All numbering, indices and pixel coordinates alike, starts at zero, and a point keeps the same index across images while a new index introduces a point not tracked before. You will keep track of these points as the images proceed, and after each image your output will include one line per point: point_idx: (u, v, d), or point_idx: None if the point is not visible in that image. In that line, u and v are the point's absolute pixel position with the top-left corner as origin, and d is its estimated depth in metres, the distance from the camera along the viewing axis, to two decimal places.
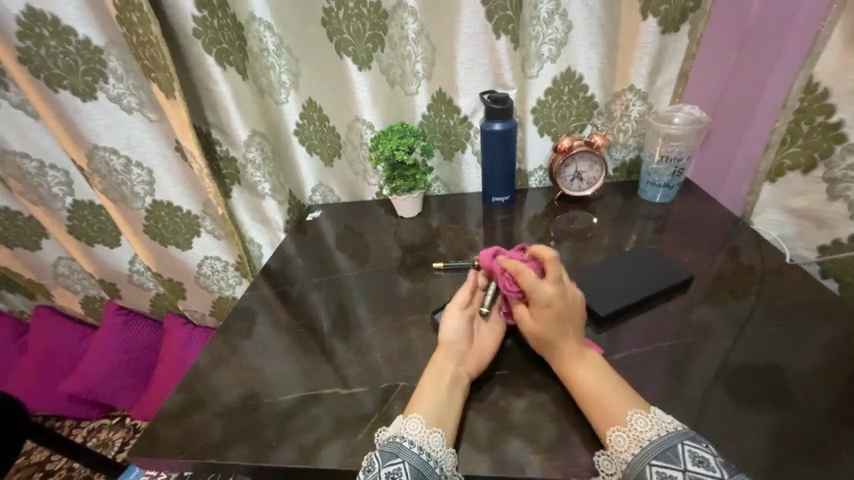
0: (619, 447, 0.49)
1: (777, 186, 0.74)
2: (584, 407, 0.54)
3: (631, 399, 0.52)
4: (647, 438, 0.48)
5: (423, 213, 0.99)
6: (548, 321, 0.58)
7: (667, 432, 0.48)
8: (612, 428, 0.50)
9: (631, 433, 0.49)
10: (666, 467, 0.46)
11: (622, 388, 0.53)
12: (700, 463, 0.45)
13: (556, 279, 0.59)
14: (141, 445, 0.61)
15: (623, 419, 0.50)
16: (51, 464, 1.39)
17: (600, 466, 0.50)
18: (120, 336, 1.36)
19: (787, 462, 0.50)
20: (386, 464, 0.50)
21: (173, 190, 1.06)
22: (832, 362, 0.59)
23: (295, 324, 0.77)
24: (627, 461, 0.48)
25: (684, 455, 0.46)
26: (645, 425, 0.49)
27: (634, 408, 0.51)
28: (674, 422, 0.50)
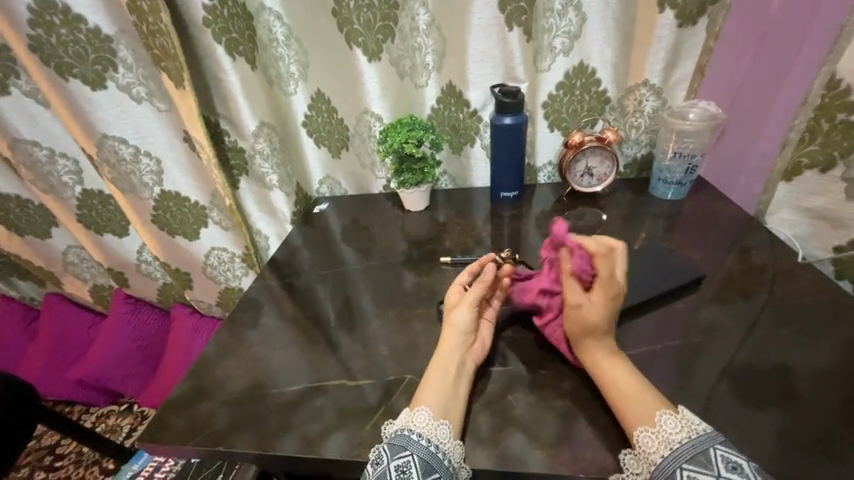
0: (647, 448, 0.48)
1: (793, 185, 0.73)
2: (614, 408, 0.53)
3: (657, 398, 0.52)
4: (676, 440, 0.47)
5: (430, 207, 0.98)
6: (608, 312, 0.57)
7: (698, 435, 0.48)
8: (640, 427, 0.50)
9: (660, 434, 0.48)
10: (697, 472, 0.45)
11: (648, 387, 0.53)
12: (734, 470, 0.44)
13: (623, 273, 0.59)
14: (149, 432, 0.62)
15: (652, 419, 0.50)
16: (61, 448, 1.41)
17: (626, 464, 0.49)
18: (128, 325, 1.37)
19: (790, 463, 0.49)
20: (395, 457, 0.50)
21: (181, 181, 1.06)
22: (840, 363, 0.58)
23: (302, 316, 0.77)
24: (656, 463, 0.47)
25: (717, 460, 0.45)
26: (675, 427, 0.48)
27: (663, 409, 0.50)
28: (705, 425, 0.49)
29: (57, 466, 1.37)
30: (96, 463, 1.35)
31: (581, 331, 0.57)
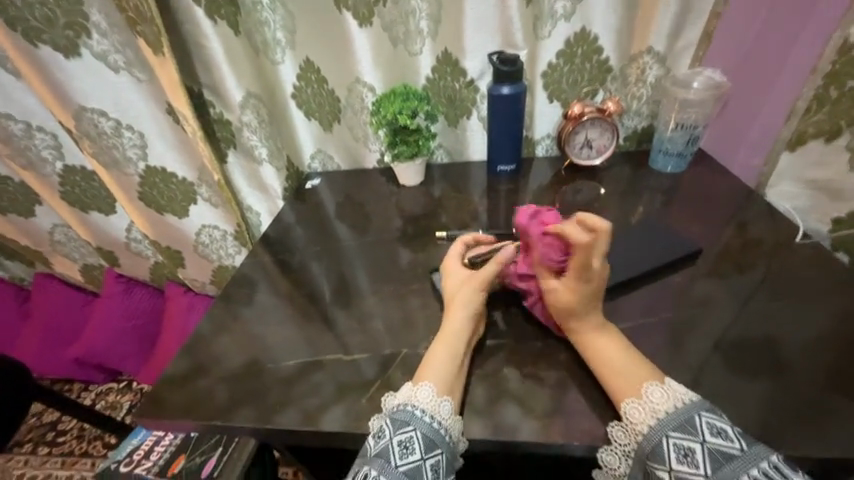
0: (634, 419, 0.49)
1: (796, 155, 0.73)
2: (604, 382, 0.54)
3: (645, 371, 0.52)
4: (662, 410, 0.48)
5: (425, 182, 0.96)
6: (589, 296, 0.56)
7: (683, 403, 0.48)
8: (628, 400, 0.50)
9: (647, 405, 0.49)
10: (683, 438, 0.46)
11: (636, 360, 0.53)
12: (719, 435, 0.45)
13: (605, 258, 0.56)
14: (145, 408, 0.62)
15: (639, 392, 0.50)
16: (62, 424, 1.43)
17: (614, 436, 0.50)
18: (122, 304, 1.36)
19: (775, 436, 0.50)
20: (398, 432, 0.50)
21: (166, 156, 1.02)
22: (829, 332, 0.59)
23: (296, 293, 0.76)
24: (643, 433, 0.48)
25: (702, 426, 0.46)
26: (662, 397, 0.49)
27: (650, 381, 0.51)
28: (690, 394, 0.49)
29: (60, 441, 1.39)
30: (98, 438, 1.38)
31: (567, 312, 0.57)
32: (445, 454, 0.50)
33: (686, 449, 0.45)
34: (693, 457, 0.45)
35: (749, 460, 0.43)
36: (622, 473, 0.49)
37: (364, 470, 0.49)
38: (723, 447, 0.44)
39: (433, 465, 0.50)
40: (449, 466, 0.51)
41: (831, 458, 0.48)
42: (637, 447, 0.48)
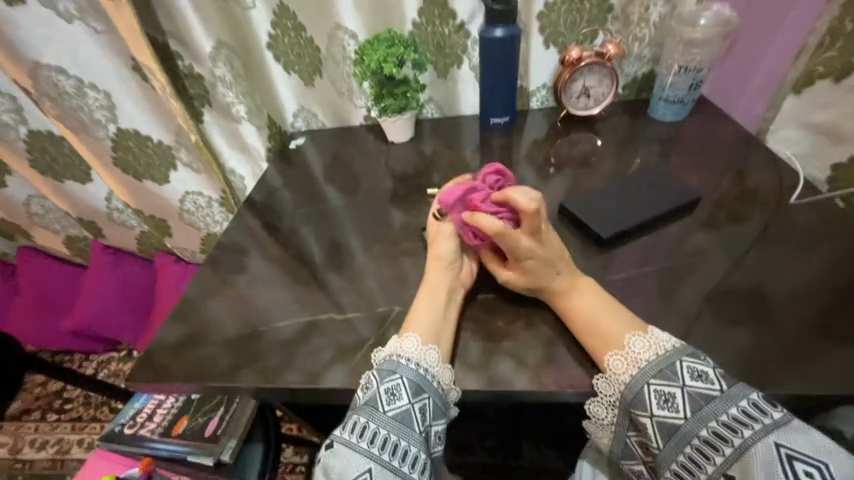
0: (617, 370, 0.50)
1: (801, 97, 0.72)
2: (584, 338, 0.53)
3: (628, 322, 0.52)
4: (644, 359, 0.49)
5: (415, 139, 0.92)
6: (536, 271, 0.55)
7: (665, 351, 0.49)
8: (611, 352, 0.51)
9: (629, 356, 0.49)
10: (663, 384, 0.47)
11: (617, 313, 0.53)
12: (699, 378, 0.46)
13: (532, 231, 0.55)
14: (141, 373, 0.62)
15: (621, 343, 0.51)
16: (68, 393, 1.46)
17: (599, 389, 0.51)
18: (111, 273, 1.36)
19: (756, 381, 0.51)
20: (385, 381, 0.51)
21: (137, 118, 0.95)
22: (824, 276, 0.58)
23: (286, 256, 0.75)
24: (626, 382, 0.49)
25: (683, 371, 0.47)
26: (644, 347, 0.50)
27: (633, 331, 0.51)
28: (673, 340, 0.50)
29: (67, 408, 1.43)
30: (105, 404, 1.41)
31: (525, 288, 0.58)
32: (434, 398, 0.51)
33: (667, 394, 0.47)
34: (673, 402, 0.46)
35: (728, 400, 0.44)
36: (609, 422, 0.51)
37: (354, 418, 0.49)
38: (703, 390, 0.45)
39: (421, 408, 0.51)
40: (438, 409, 0.52)
41: (814, 394, 0.49)
42: (621, 397, 0.49)
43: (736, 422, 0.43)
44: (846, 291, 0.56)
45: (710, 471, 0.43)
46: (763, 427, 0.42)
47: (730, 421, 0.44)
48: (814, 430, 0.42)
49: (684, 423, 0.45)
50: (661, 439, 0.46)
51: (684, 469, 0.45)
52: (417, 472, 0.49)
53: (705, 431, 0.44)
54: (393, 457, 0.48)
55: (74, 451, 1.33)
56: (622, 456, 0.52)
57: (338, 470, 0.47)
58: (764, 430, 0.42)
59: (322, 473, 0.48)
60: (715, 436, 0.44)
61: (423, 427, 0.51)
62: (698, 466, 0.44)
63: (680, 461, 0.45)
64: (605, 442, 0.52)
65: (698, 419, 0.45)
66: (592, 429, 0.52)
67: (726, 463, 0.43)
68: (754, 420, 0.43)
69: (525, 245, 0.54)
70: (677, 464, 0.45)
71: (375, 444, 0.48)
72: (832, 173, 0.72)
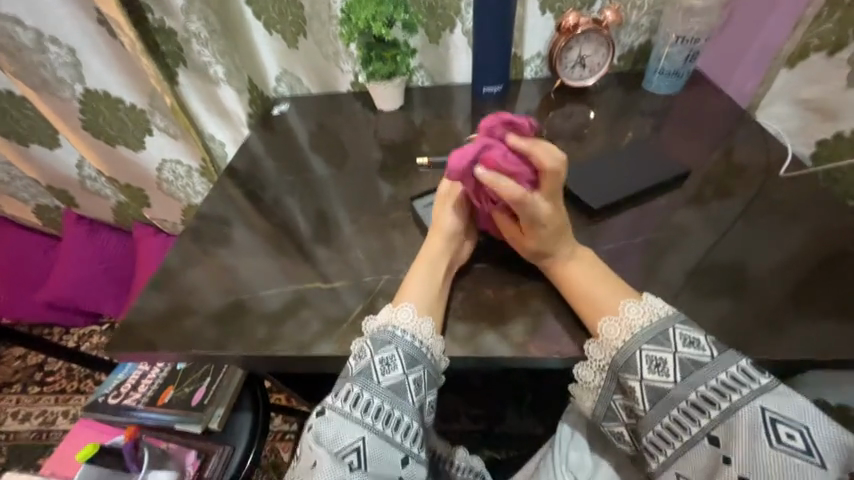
0: (610, 336, 0.51)
1: (794, 72, 0.71)
2: (579, 304, 0.54)
3: (622, 290, 0.53)
4: (638, 325, 0.50)
5: (404, 107, 0.89)
6: (549, 239, 0.55)
7: (658, 318, 0.50)
8: (605, 318, 0.51)
9: (623, 321, 0.50)
10: (656, 350, 0.48)
11: (614, 282, 0.54)
12: (691, 345, 0.48)
13: (551, 194, 0.54)
14: (123, 342, 0.61)
15: (616, 309, 0.51)
16: (49, 366, 1.44)
17: (590, 353, 0.52)
18: (88, 246, 1.31)
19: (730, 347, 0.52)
20: (380, 351, 0.51)
21: (106, 77, 0.88)
22: (803, 249, 0.60)
23: (272, 225, 0.73)
24: (618, 347, 0.50)
25: (676, 338, 0.48)
26: (637, 313, 0.51)
27: (627, 298, 0.52)
28: (667, 308, 0.51)
29: (49, 381, 1.41)
30: (88, 377, 1.39)
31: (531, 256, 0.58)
32: (427, 370, 0.52)
33: (659, 360, 0.48)
34: (664, 366, 0.48)
35: (718, 366, 0.46)
36: (597, 386, 0.52)
37: (347, 387, 0.50)
38: (694, 356, 0.47)
39: (415, 380, 0.51)
40: (430, 380, 0.53)
41: (789, 359, 0.51)
42: (611, 361, 0.51)
43: (725, 387, 0.45)
44: (823, 263, 0.58)
45: (694, 432, 0.46)
46: (750, 392, 0.44)
47: (719, 386, 0.46)
48: (799, 396, 0.44)
49: (673, 388, 0.47)
50: (649, 402, 0.48)
51: (668, 429, 0.47)
52: (410, 440, 0.50)
53: (694, 394, 0.46)
54: (386, 426, 0.49)
55: (59, 422, 1.32)
56: (604, 418, 0.54)
57: (331, 437, 0.48)
58: (751, 395, 0.44)
59: (313, 440, 0.48)
60: (703, 400, 0.46)
61: (417, 398, 0.51)
62: (683, 427, 0.46)
63: (665, 423, 0.47)
64: (589, 405, 0.54)
65: (688, 384, 0.47)
66: (578, 392, 0.54)
67: (710, 425, 0.45)
68: (742, 385, 0.45)
69: (544, 211, 0.54)
70: (662, 425, 0.47)
71: (369, 414, 0.49)
72: (815, 150, 0.72)
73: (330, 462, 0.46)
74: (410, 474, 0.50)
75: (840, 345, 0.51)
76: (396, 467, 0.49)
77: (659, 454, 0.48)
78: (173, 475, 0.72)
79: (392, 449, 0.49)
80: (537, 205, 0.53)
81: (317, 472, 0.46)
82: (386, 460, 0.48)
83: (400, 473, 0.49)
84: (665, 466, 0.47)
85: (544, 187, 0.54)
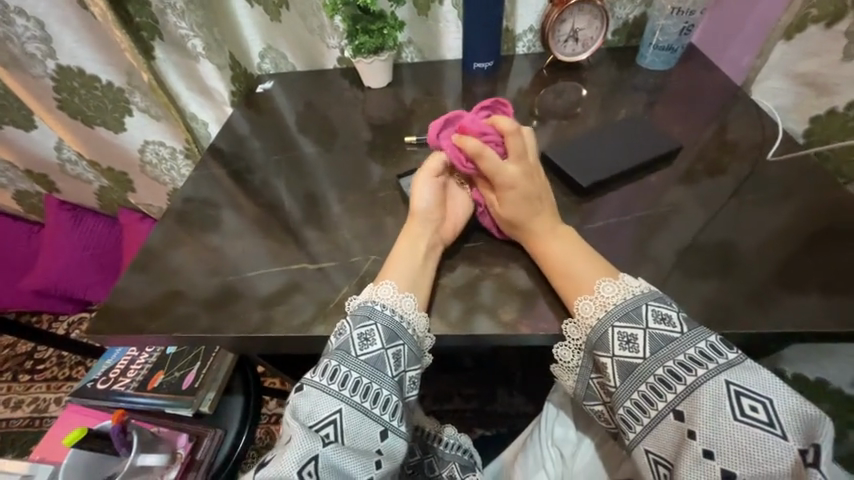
0: (585, 314, 0.50)
1: (792, 44, 0.69)
2: (558, 284, 0.54)
3: (599, 269, 0.52)
4: (612, 303, 0.49)
5: (393, 84, 0.86)
6: (518, 202, 0.57)
7: (633, 295, 0.49)
8: (581, 297, 0.51)
9: (598, 300, 0.50)
10: (627, 326, 0.47)
11: (592, 260, 0.53)
12: (662, 321, 0.47)
13: (518, 155, 0.58)
14: (105, 325, 0.60)
15: (591, 288, 0.51)
16: (39, 353, 1.43)
17: (567, 333, 0.52)
18: (72, 232, 1.28)
19: (717, 325, 0.52)
20: (359, 326, 0.50)
21: (80, 53, 0.84)
22: (792, 225, 0.60)
23: (257, 206, 0.71)
24: (592, 326, 0.49)
25: (647, 314, 0.47)
26: (613, 291, 0.50)
27: (604, 277, 0.51)
28: (641, 286, 0.50)
29: (40, 368, 1.40)
30: (80, 364, 1.38)
31: (506, 221, 0.58)
32: (408, 345, 0.51)
33: (629, 336, 0.47)
34: (634, 343, 0.47)
35: (688, 341, 0.45)
36: (575, 365, 0.52)
37: (326, 362, 0.49)
38: (664, 332, 0.46)
39: (394, 354, 0.50)
40: (412, 356, 0.52)
41: (774, 333, 0.51)
42: (586, 339, 0.50)
43: (692, 362, 0.44)
44: (812, 239, 0.58)
45: (660, 407, 0.44)
46: (715, 366, 0.43)
47: (686, 361, 0.44)
48: (764, 369, 0.43)
49: (641, 363, 0.46)
50: (619, 378, 0.47)
51: (636, 406, 0.46)
52: (389, 414, 0.49)
53: (661, 369, 0.45)
54: (364, 399, 0.48)
55: (52, 409, 1.31)
56: (584, 398, 0.53)
57: (307, 411, 0.47)
58: (717, 369, 0.43)
59: (290, 415, 0.47)
60: (669, 375, 0.45)
61: (396, 372, 0.50)
62: (650, 402, 0.45)
63: (633, 399, 0.46)
64: (569, 385, 0.53)
65: (656, 359, 0.46)
66: (558, 372, 0.53)
67: (676, 400, 0.44)
68: (709, 360, 0.44)
69: (510, 171, 0.57)
70: (630, 401, 0.46)
71: (346, 387, 0.48)
72: (808, 126, 0.71)
73: (304, 436, 0.45)
74: (389, 448, 0.48)
75: (827, 319, 0.51)
76: (374, 440, 0.47)
77: (630, 431, 0.47)
78: (164, 457, 0.71)
79: (371, 423, 0.48)
80: (501, 164, 0.57)
81: (289, 446, 0.45)
82: (364, 434, 0.47)
83: (378, 447, 0.48)
84: (635, 443, 0.46)
85: (510, 149, 0.58)
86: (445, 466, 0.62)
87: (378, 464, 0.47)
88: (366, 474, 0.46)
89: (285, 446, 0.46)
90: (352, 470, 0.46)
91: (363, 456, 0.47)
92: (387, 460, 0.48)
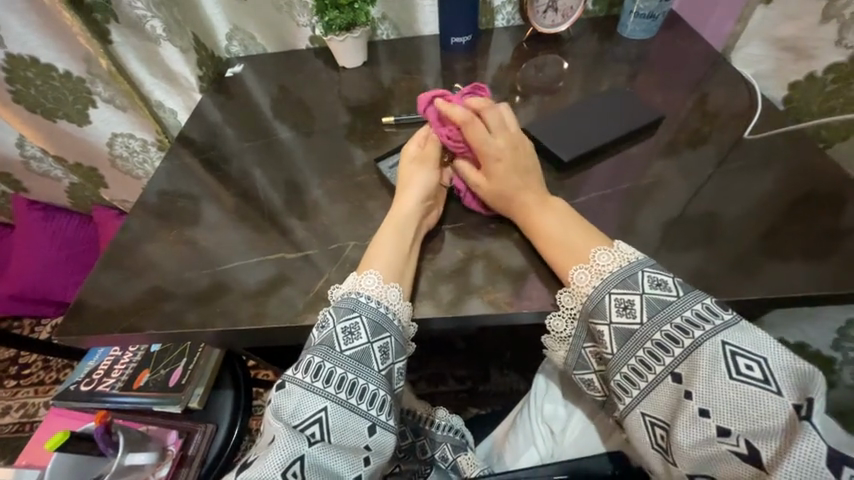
0: (581, 283, 0.50)
1: (772, 7, 0.68)
2: (549, 252, 0.54)
3: (594, 238, 0.52)
4: (608, 270, 0.49)
5: (369, 63, 0.83)
6: (506, 174, 0.57)
7: (628, 263, 0.49)
8: (577, 266, 0.51)
9: (593, 268, 0.50)
10: (623, 293, 0.47)
11: (585, 231, 0.53)
12: (658, 286, 0.47)
13: (501, 128, 0.59)
14: (82, 327, 0.58)
15: (588, 257, 0.51)
16: (24, 358, 1.39)
17: (562, 302, 0.52)
18: (45, 232, 1.23)
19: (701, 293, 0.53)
20: (343, 320, 0.50)
21: (32, 40, 0.79)
22: (777, 192, 0.60)
23: (233, 196, 0.68)
24: (588, 294, 0.49)
25: (643, 280, 0.48)
26: (608, 259, 0.50)
27: (598, 246, 0.51)
28: (637, 254, 0.50)
29: (26, 373, 1.37)
30: (67, 365, 1.35)
31: (493, 196, 0.58)
32: (394, 336, 0.51)
33: (626, 301, 0.47)
34: (631, 309, 0.47)
35: (684, 304, 0.46)
36: (568, 335, 0.52)
37: (308, 358, 0.48)
38: (660, 296, 0.46)
39: (381, 347, 0.50)
40: (399, 347, 0.51)
41: (757, 300, 0.52)
42: (582, 308, 0.50)
43: (688, 324, 0.44)
44: (794, 205, 0.58)
45: (658, 371, 0.45)
46: (712, 327, 0.43)
47: (683, 324, 0.44)
48: (760, 329, 0.43)
49: (639, 328, 0.46)
50: (616, 345, 0.47)
51: (633, 371, 0.46)
52: (376, 409, 0.48)
53: (658, 333, 0.45)
54: (349, 395, 0.47)
55: (41, 413, 1.29)
56: (574, 367, 0.53)
57: (290, 410, 0.46)
58: (714, 330, 0.43)
59: (273, 415, 0.47)
60: (667, 339, 0.45)
61: (384, 365, 0.50)
62: (647, 367, 0.45)
63: (630, 364, 0.46)
64: (560, 355, 0.53)
65: (653, 324, 0.46)
66: (550, 343, 0.53)
67: (674, 363, 0.44)
68: (706, 321, 0.44)
69: (495, 142, 0.58)
70: (627, 367, 0.46)
71: (331, 384, 0.47)
72: (788, 92, 0.71)
73: (289, 436, 0.44)
74: (378, 443, 0.48)
75: (808, 283, 0.52)
76: (361, 436, 0.47)
77: (625, 397, 0.47)
78: (153, 455, 0.71)
79: (357, 417, 0.47)
80: (485, 137, 0.58)
81: (273, 447, 0.44)
82: (352, 429, 0.47)
83: (366, 442, 0.47)
84: (631, 408, 0.46)
85: (493, 123, 0.59)
86: (437, 447, 0.62)
87: (366, 461, 0.47)
88: (354, 472, 0.46)
89: (268, 447, 0.45)
90: (339, 469, 0.45)
91: (351, 454, 0.47)
92: (375, 455, 0.48)
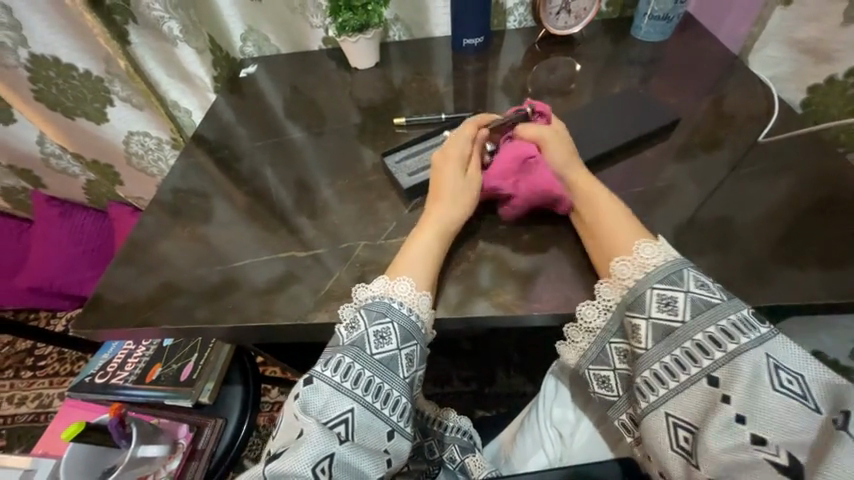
0: (622, 275, 0.49)
1: (790, 10, 0.66)
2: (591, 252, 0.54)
3: (637, 232, 0.52)
4: (652, 264, 0.48)
5: (380, 64, 0.84)
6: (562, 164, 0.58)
7: (673, 259, 0.48)
8: (618, 259, 0.50)
9: (637, 261, 0.49)
10: (667, 288, 0.47)
11: (624, 226, 0.52)
12: (703, 286, 0.46)
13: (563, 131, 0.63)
14: (98, 321, 0.59)
15: (630, 249, 0.50)
16: (40, 350, 1.43)
17: (600, 292, 0.51)
18: (62, 228, 1.27)
19: None
20: (375, 323, 0.50)
21: (55, 41, 0.81)
22: (796, 197, 0.59)
23: (245, 194, 0.69)
24: (629, 286, 0.49)
25: (689, 278, 0.47)
26: (653, 253, 0.49)
27: (642, 239, 0.50)
28: (679, 254, 0.50)
29: (41, 365, 1.40)
30: (81, 358, 1.38)
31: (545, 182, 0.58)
32: (420, 345, 0.51)
33: (669, 298, 0.46)
34: (674, 305, 0.46)
35: (728, 307, 0.45)
36: (596, 327, 0.51)
37: (338, 357, 0.49)
38: (705, 296, 0.46)
39: (408, 355, 0.50)
40: (423, 355, 0.52)
41: (775, 305, 0.51)
42: (621, 300, 0.49)
43: (734, 329, 0.43)
44: (814, 211, 0.57)
45: (693, 372, 0.44)
46: (758, 336, 0.43)
47: (728, 328, 0.44)
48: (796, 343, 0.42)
49: (680, 327, 0.45)
50: (652, 340, 0.46)
51: (665, 368, 0.45)
52: (397, 415, 0.49)
53: (701, 335, 0.44)
54: (375, 399, 0.48)
55: (55, 404, 1.32)
56: (592, 362, 0.52)
57: (319, 407, 0.47)
58: (758, 339, 0.43)
59: (299, 411, 0.47)
60: (709, 341, 0.44)
61: (408, 373, 0.50)
62: (682, 366, 0.45)
63: (664, 361, 0.45)
64: (581, 347, 0.52)
65: (694, 325, 0.45)
66: (573, 332, 0.52)
67: (713, 366, 0.43)
68: (753, 328, 0.43)
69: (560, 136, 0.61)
70: (660, 364, 0.46)
71: (359, 386, 0.48)
72: (806, 96, 0.71)
73: (320, 433, 0.45)
74: (396, 448, 0.49)
75: (826, 289, 0.51)
76: (381, 440, 0.48)
77: (650, 395, 0.46)
78: (165, 448, 0.72)
79: (380, 421, 0.48)
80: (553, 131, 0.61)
81: (303, 442, 0.44)
82: (374, 433, 0.47)
83: (385, 446, 0.48)
84: (655, 407, 0.45)
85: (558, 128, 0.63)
86: (445, 448, 0.62)
87: (387, 463, 0.48)
88: (378, 473, 0.47)
89: (297, 442, 0.45)
90: (366, 470, 0.46)
91: (374, 455, 0.47)
92: (394, 458, 0.49)
